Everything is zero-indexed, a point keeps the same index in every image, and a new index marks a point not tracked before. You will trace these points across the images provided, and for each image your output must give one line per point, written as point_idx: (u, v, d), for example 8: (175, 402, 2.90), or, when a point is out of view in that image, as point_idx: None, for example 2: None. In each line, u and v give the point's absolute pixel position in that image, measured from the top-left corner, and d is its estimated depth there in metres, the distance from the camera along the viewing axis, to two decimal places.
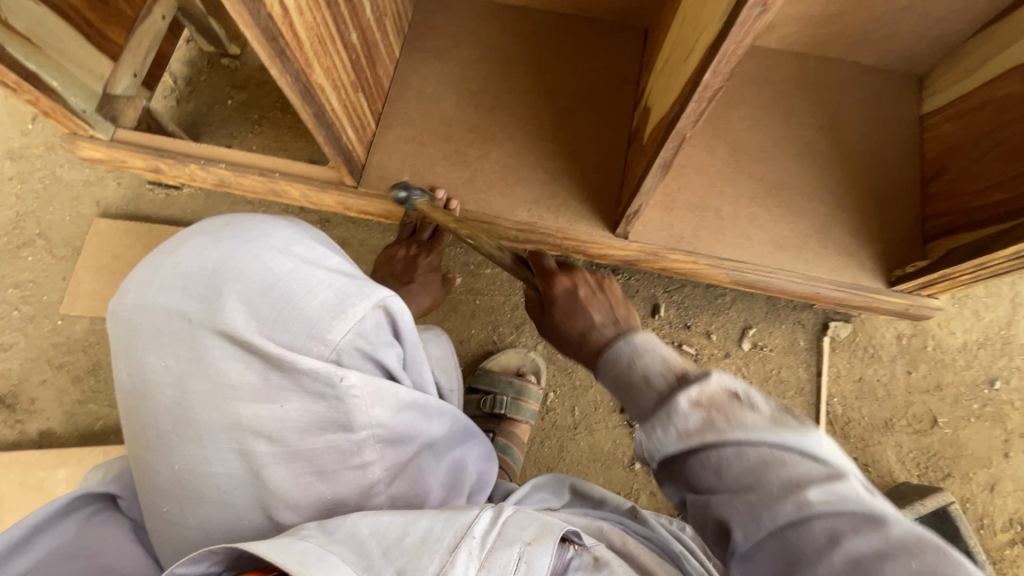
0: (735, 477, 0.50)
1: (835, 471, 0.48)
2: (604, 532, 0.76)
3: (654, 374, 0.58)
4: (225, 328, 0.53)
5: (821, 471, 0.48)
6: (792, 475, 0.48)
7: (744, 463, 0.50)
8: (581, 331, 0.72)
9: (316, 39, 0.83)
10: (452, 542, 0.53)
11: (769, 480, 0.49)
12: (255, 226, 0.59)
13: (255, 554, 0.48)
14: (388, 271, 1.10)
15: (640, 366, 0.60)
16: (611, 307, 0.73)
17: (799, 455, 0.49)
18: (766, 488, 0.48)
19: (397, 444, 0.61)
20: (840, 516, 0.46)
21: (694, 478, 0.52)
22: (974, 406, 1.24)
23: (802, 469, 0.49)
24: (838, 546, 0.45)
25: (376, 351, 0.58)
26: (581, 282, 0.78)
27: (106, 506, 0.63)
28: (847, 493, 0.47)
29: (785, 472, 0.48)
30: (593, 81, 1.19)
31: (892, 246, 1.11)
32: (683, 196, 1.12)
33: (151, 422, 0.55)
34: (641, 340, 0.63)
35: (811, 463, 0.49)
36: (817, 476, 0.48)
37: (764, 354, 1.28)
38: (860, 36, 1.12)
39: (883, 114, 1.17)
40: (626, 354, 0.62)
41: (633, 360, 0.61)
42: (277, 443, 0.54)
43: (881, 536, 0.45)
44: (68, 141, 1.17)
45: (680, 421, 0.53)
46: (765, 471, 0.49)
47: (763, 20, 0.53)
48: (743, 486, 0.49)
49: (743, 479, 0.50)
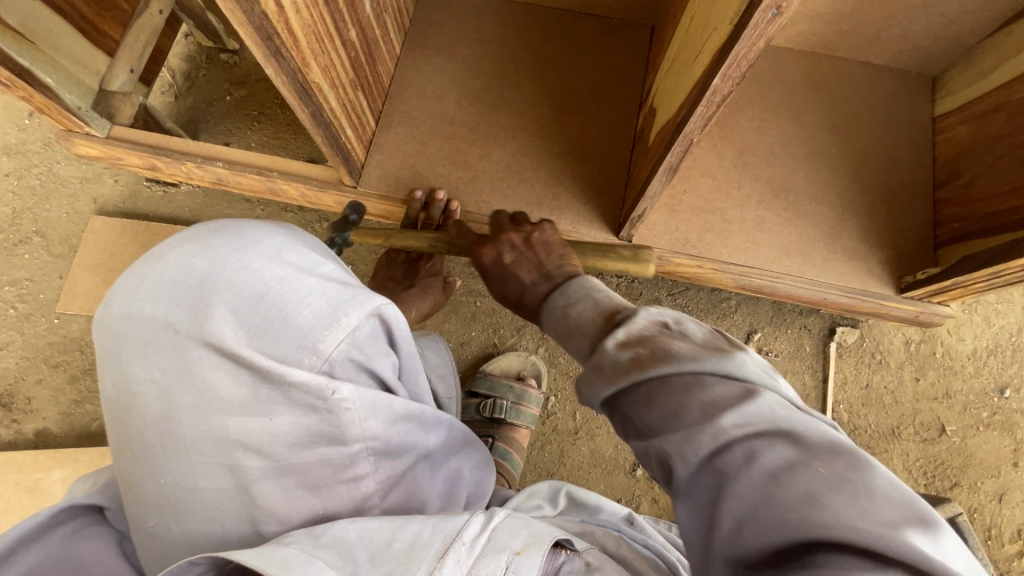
0: (657, 407, 0.47)
1: (756, 388, 0.45)
2: (598, 536, 0.76)
3: (584, 318, 0.59)
4: (213, 338, 0.51)
5: (741, 389, 0.45)
6: (712, 395, 0.45)
7: (666, 390, 0.46)
8: (518, 291, 0.74)
9: (313, 37, 0.81)
10: (440, 549, 0.50)
11: (687, 405, 0.45)
12: (246, 233, 0.58)
13: (238, 562, 0.46)
14: (388, 276, 1.11)
15: (573, 315, 0.61)
16: (541, 262, 0.75)
17: (719, 377, 0.46)
18: (685, 412, 0.45)
19: (392, 456, 0.60)
20: (759, 433, 0.42)
21: (624, 415, 0.50)
22: (984, 414, 1.21)
23: (720, 390, 0.45)
24: (755, 464, 0.41)
25: (370, 362, 0.57)
26: (508, 243, 0.81)
27: (93, 518, 0.62)
28: (763, 410, 0.43)
29: (704, 394, 0.45)
30: (598, 79, 1.17)
31: (903, 251, 1.08)
32: (688, 199, 1.09)
33: (136, 436, 0.53)
34: (575, 292, 0.64)
35: (732, 383, 0.45)
36: (737, 394, 0.44)
37: (769, 359, 1.26)
38: (873, 35, 1.09)
39: (895, 116, 1.14)
40: (560, 304, 0.63)
41: (569, 308, 0.62)
42: (267, 457, 0.53)
43: (800, 450, 0.41)
44: (64, 138, 1.15)
45: (609, 360, 0.51)
46: (683, 396, 0.46)
47: (777, 22, 0.50)
48: (665, 414, 0.46)
49: (664, 407, 0.46)
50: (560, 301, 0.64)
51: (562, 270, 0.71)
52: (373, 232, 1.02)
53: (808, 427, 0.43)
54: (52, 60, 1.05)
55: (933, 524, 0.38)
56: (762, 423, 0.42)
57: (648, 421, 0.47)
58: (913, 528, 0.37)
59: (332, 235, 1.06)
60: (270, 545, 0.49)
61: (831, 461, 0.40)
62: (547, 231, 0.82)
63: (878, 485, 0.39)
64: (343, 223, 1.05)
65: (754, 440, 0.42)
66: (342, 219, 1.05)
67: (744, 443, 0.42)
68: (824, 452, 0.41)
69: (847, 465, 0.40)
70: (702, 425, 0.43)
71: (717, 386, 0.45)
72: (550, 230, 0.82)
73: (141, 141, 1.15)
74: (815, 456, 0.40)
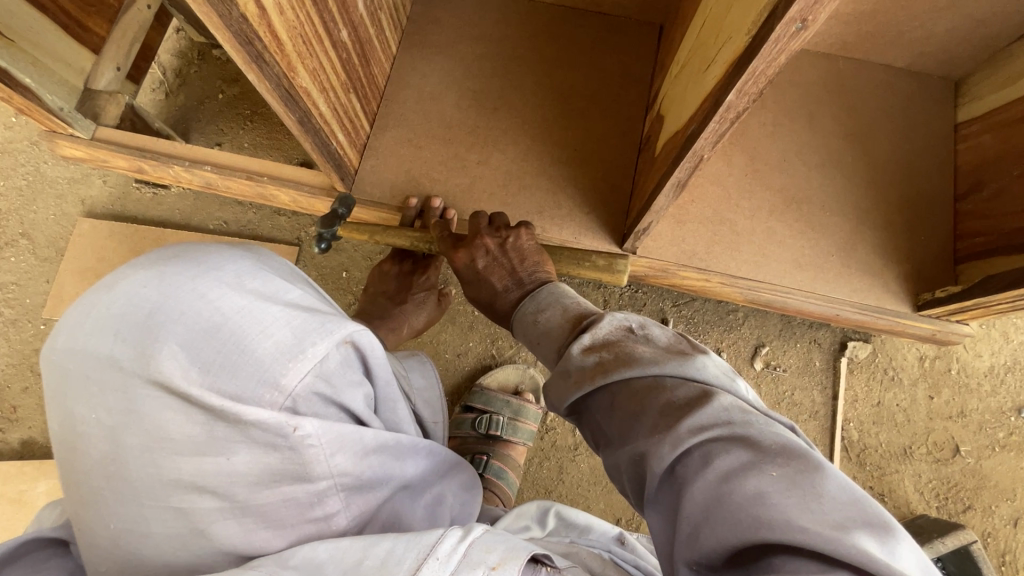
0: (625, 407, 0.53)
1: (712, 389, 0.51)
2: (586, 557, 0.72)
3: (552, 324, 0.67)
4: (160, 376, 0.47)
5: (698, 391, 0.51)
6: (670, 396, 0.51)
7: (632, 392, 0.53)
8: (490, 295, 0.81)
9: (300, 40, 0.76)
10: (413, 564, 0.47)
11: (651, 405, 0.51)
12: (205, 260, 0.54)
13: None
14: (381, 290, 1.08)
15: (542, 321, 0.69)
16: (513, 268, 0.81)
17: (678, 380, 0.52)
18: (649, 413, 0.51)
19: (365, 490, 0.56)
20: (713, 435, 0.47)
21: (599, 413, 0.56)
22: (1000, 434, 1.17)
23: (679, 392, 0.51)
24: (709, 464, 0.45)
25: (339, 395, 0.54)
26: (485, 246, 0.85)
27: (58, 551, 0.58)
28: (719, 411, 0.48)
29: (664, 396, 0.51)
30: (603, 81, 1.11)
31: (920, 266, 1.03)
32: (696, 209, 1.04)
33: (83, 478, 0.50)
34: (544, 299, 0.72)
35: (690, 385, 0.52)
36: (693, 395, 0.50)
37: (777, 374, 1.21)
38: (895, 36, 1.03)
39: (915, 122, 1.09)
40: (531, 311, 0.72)
41: (537, 315, 0.70)
42: (225, 499, 0.49)
43: (751, 451, 0.45)
44: (47, 139, 1.11)
45: (577, 364, 0.58)
46: (648, 398, 0.52)
47: (801, 37, 0.46)
48: (632, 414, 0.52)
49: (631, 408, 0.53)
50: (529, 308, 0.72)
51: (532, 277, 0.79)
52: (362, 229, 0.98)
53: (764, 428, 0.47)
54: (33, 59, 1.00)
55: (881, 522, 0.41)
56: (716, 422, 0.47)
57: (617, 422, 0.54)
58: (861, 529, 0.40)
59: (320, 230, 0.96)
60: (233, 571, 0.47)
61: (781, 463, 0.43)
62: (523, 235, 0.86)
63: (828, 486, 0.42)
64: (331, 217, 0.97)
65: (710, 440, 0.46)
66: (331, 213, 0.97)
67: (700, 441, 0.47)
68: (777, 452, 0.44)
69: (798, 465, 0.44)
70: (662, 425, 0.49)
71: (676, 388, 0.52)
72: (526, 235, 0.86)
73: (126, 143, 1.11)
74: (765, 454, 0.44)
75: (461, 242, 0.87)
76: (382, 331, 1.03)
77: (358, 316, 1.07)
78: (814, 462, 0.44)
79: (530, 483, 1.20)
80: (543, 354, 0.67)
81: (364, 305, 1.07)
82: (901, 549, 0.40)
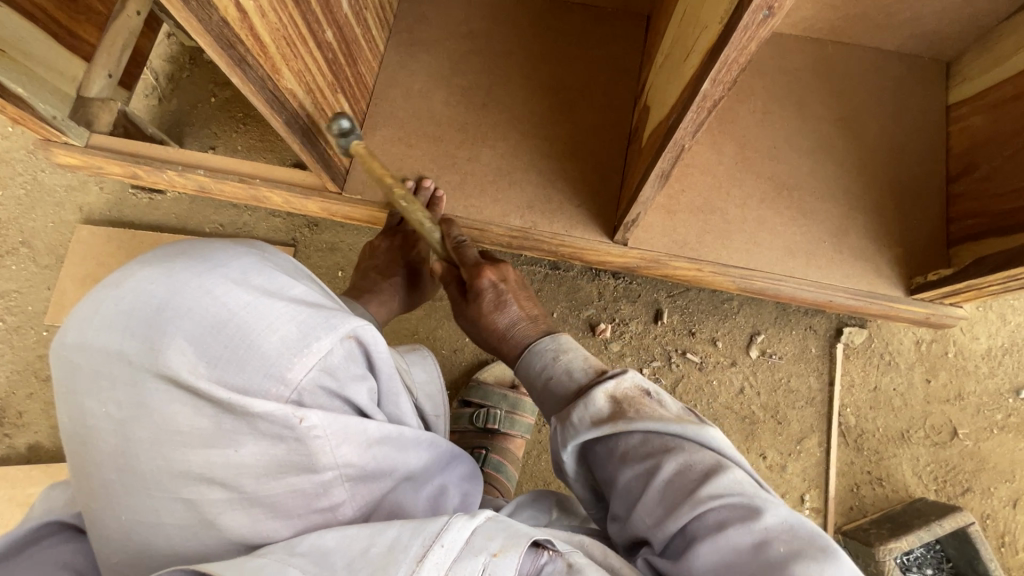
0: (642, 461, 0.58)
1: (723, 460, 0.57)
2: (584, 545, 0.58)
3: (575, 370, 0.70)
4: (169, 371, 0.48)
5: (711, 460, 0.57)
6: (686, 459, 0.57)
7: (649, 449, 0.59)
8: (504, 323, 0.82)
9: (283, 41, 0.77)
10: (419, 551, 0.47)
11: (667, 464, 0.57)
12: (210, 256, 0.55)
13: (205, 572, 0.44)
14: (371, 264, 1.07)
15: (564, 363, 0.72)
16: (532, 304, 0.85)
17: (694, 445, 0.58)
18: (666, 472, 0.56)
19: (370, 480, 0.57)
20: (727, 508, 0.52)
21: (610, 461, 0.61)
22: (998, 416, 1.17)
23: (695, 456, 0.57)
24: (720, 534, 0.51)
25: (344, 388, 0.55)
26: (509, 274, 0.86)
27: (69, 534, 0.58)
28: (730, 483, 0.54)
29: (680, 457, 0.57)
30: (592, 72, 1.11)
31: (914, 251, 1.03)
32: (687, 199, 1.04)
33: (93, 472, 0.51)
34: (565, 343, 0.75)
35: (704, 452, 0.58)
36: (708, 462, 0.56)
37: (773, 361, 1.21)
38: (884, 20, 1.03)
39: (906, 105, 1.08)
40: (553, 350, 0.74)
41: (559, 356, 0.73)
42: (232, 490, 0.50)
43: (757, 524, 0.51)
44: (42, 147, 1.11)
45: (596, 409, 0.62)
46: (664, 457, 0.57)
47: (769, 25, 0.46)
48: (648, 469, 0.57)
49: (647, 461, 0.58)
50: (550, 348, 0.75)
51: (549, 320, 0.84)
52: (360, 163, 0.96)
53: (770, 503, 0.53)
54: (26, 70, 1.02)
55: None
56: (729, 490, 0.53)
57: (628, 473, 0.59)
58: None
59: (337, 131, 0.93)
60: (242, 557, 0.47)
61: (790, 540, 0.50)
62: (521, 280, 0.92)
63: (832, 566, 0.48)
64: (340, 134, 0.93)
65: (723, 506, 0.52)
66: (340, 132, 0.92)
67: (714, 507, 0.53)
68: (783, 530, 0.51)
69: (801, 541, 0.50)
70: (677, 488, 0.55)
71: (692, 452, 0.57)
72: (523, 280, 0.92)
73: (121, 149, 1.12)
74: (769, 528, 0.51)
75: (485, 261, 0.86)
76: (371, 304, 1.01)
77: (349, 290, 1.05)
78: (816, 542, 0.50)
79: (529, 475, 1.21)
80: (550, 399, 0.70)
81: (355, 280, 1.07)
82: None
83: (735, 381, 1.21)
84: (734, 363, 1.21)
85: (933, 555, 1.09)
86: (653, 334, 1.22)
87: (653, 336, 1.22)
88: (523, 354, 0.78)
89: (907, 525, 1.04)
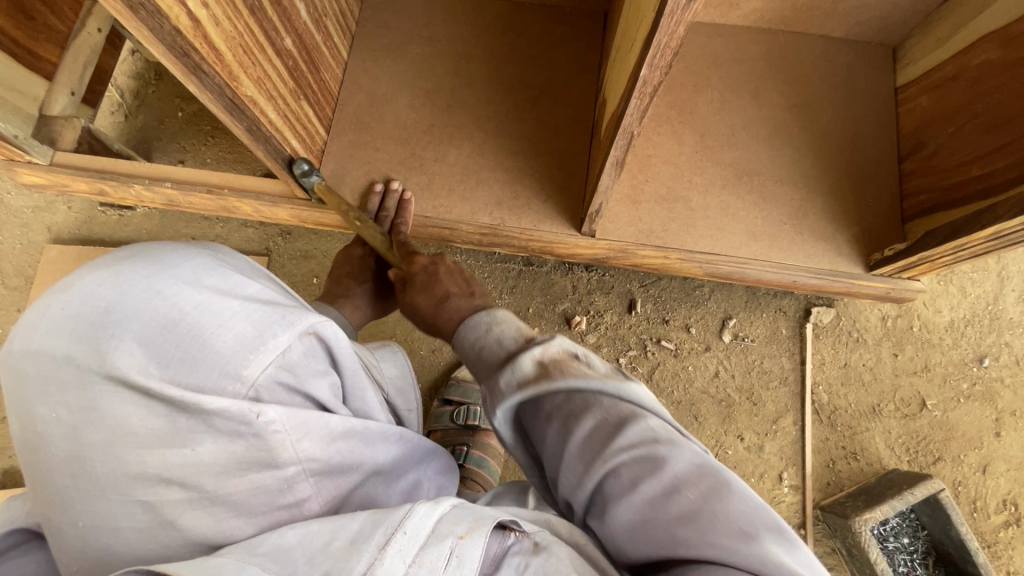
0: (566, 422, 0.59)
1: (644, 414, 0.58)
2: (552, 525, 0.61)
3: (506, 336, 0.70)
4: (118, 372, 0.48)
5: (632, 415, 0.58)
6: (608, 417, 0.58)
7: (573, 410, 0.59)
8: (438, 299, 0.85)
9: (240, 49, 0.78)
10: (381, 539, 0.47)
11: (589, 422, 0.58)
12: (162, 258, 0.55)
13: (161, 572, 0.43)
14: (344, 270, 1.08)
15: (495, 332, 0.72)
16: (465, 283, 0.88)
17: (615, 401, 0.59)
18: (587, 430, 0.58)
19: (336, 475, 0.57)
20: (643, 460, 0.54)
21: (539, 424, 0.62)
22: (964, 385, 1.21)
23: (616, 412, 0.58)
24: (635, 487, 0.53)
25: (303, 384, 0.56)
26: (443, 261, 0.93)
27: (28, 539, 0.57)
28: (647, 435, 0.56)
29: (601, 415, 0.58)
30: (552, 70, 1.14)
31: (871, 228, 1.06)
32: (651, 188, 1.07)
33: (48, 479, 0.50)
34: (499, 314, 0.74)
35: (624, 406, 0.59)
36: (627, 417, 0.57)
37: (745, 345, 1.24)
38: (829, 9, 1.07)
39: (856, 89, 1.12)
40: (486, 321, 0.74)
41: (490, 326, 0.73)
42: (192, 489, 0.50)
43: (670, 474, 0.53)
44: (5, 167, 1.11)
45: (521, 373, 0.62)
46: (587, 416, 0.58)
47: (692, 9, 0.48)
48: (571, 430, 0.58)
49: (570, 421, 0.59)
50: (483, 320, 0.75)
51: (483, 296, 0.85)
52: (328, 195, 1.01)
53: (685, 451, 0.55)
54: None
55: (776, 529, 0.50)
56: (645, 443, 0.55)
57: (554, 434, 0.60)
58: (767, 537, 0.49)
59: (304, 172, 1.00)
60: (201, 558, 0.47)
61: (700, 486, 0.52)
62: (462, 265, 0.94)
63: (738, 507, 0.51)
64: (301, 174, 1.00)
65: (639, 460, 0.54)
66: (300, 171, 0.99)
67: (629, 461, 0.54)
68: (695, 477, 0.53)
69: (707, 484, 0.52)
70: (598, 445, 0.56)
71: (614, 409, 0.58)
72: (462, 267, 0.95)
73: (87, 166, 1.12)
74: (682, 477, 0.53)
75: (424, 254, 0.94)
76: (347, 308, 1.02)
77: (322, 296, 1.05)
78: (724, 483, 0.53)
79: (513, 470, 1.22)
80: (481, 367, 0.70)
81: (329, 286, 1.07)
82: (792, 553, 0.49)
83: (710, 366, 1.23)
84: (708, 348, 1.23)
85: (908, 523, 1.12)
86: (628, 325, 1.24)
87: (628, 327, 1.24)
88: (458, 328, 0.77)
89: (881, 495, 1.07)
